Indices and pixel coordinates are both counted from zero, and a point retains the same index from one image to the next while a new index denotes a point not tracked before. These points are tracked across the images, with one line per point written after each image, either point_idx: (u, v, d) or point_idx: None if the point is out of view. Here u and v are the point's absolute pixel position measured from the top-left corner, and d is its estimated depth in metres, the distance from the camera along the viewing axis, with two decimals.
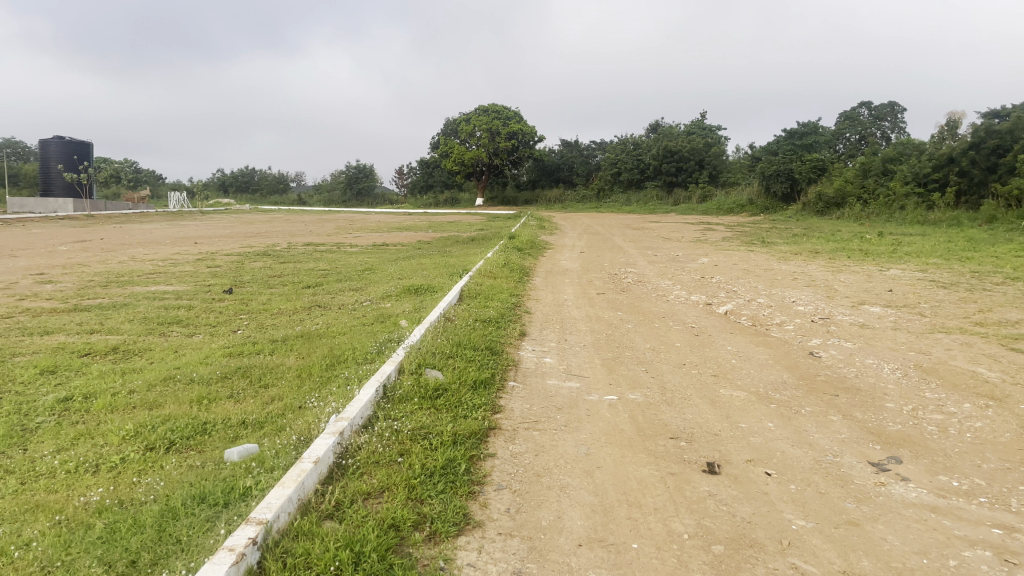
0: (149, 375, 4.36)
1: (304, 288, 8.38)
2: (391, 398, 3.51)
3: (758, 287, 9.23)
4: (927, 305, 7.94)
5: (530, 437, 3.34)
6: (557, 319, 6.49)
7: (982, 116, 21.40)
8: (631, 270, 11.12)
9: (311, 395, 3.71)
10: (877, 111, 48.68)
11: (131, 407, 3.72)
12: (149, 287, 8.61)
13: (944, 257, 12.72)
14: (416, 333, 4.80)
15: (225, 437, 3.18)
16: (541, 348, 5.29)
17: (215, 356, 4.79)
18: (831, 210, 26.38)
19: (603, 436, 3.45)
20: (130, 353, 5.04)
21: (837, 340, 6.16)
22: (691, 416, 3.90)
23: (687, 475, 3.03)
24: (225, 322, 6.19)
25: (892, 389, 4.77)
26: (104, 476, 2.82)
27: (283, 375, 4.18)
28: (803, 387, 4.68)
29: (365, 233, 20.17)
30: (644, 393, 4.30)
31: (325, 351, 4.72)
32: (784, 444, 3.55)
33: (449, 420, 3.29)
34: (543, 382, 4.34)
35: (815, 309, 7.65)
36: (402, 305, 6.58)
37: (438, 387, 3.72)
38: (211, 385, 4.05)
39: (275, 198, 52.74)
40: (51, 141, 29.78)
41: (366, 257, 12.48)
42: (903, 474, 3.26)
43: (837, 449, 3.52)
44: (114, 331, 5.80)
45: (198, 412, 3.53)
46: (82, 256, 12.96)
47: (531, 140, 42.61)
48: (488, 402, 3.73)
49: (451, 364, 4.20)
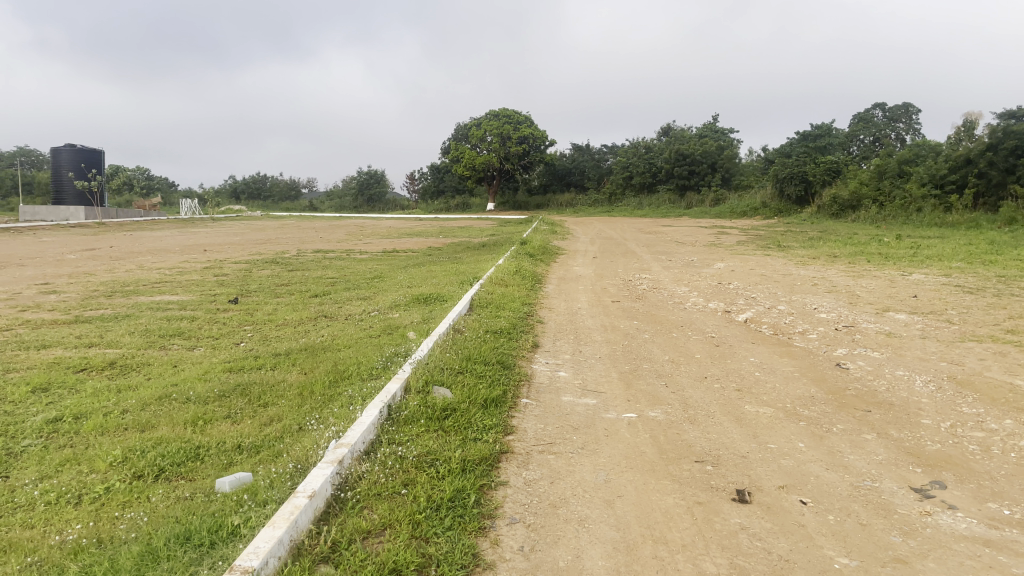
0: (144, 393, 4.16)
1: (312, 297, 8.19)
2: (396, 420, 3.28)
3: (778, 293, 8.96)
4: (953, 311, 7.65)
5: (545, 461, 3.11)
6: (570, 328, 6.26)
7: (999, 116, 21.05)
8: (645, 275, 10.87)
9: (311, 415, 3.49)
10: (891, 112, 48.11)
11: (122, 429, 3.52)
12: (154, 297, 8.44)
13: (967, 260, 12.41)
14: (424, 347, 4.57)
15: (217, 463, 2.97)
16: (555, 360, 5.06)
17: (214, 371, 4.60)
18: (847, 213, 25.98)
19: (623, 459, 3.22)
20: (127, 369, 4.85)
21: (863, 350, 5.90)
22: (715, 435, 3.66)
23: (716, 505, 2.79)
24: (227, 334, 5.99)
25: (926, 403, 4.51)
26: (85, 509, 2.61)
27: (284, 393, 3.97)
28: (832, 402, 4.43)
29: (374, 239, 20.02)
30: (665, 410, 4.06)
31: (329, 366, 4.50)
32: (817, 467, 3.30)
33: (458, 444, 3.07)
34: (558, 399, 4.11)
35: (839, 316, 7.39)
36: (410, 316, 6.37)
37: (446, 406, 3.49)
38: (208, 404, 3.84)
39: (285, 205, 52.75)
40: (62, 150, 29.92)
41: (375, 264, 12.29)
42: (950, 502, 3.01)
43: (876, 473, 3.27)
44: (113, 344, 5.62)
45: (192, 435, 3.32)
46: (90, 265, 12.88)
47: (542, 144, 42.40)
48: (500, 423, 3.49)
49: (460, 381, 3.97)
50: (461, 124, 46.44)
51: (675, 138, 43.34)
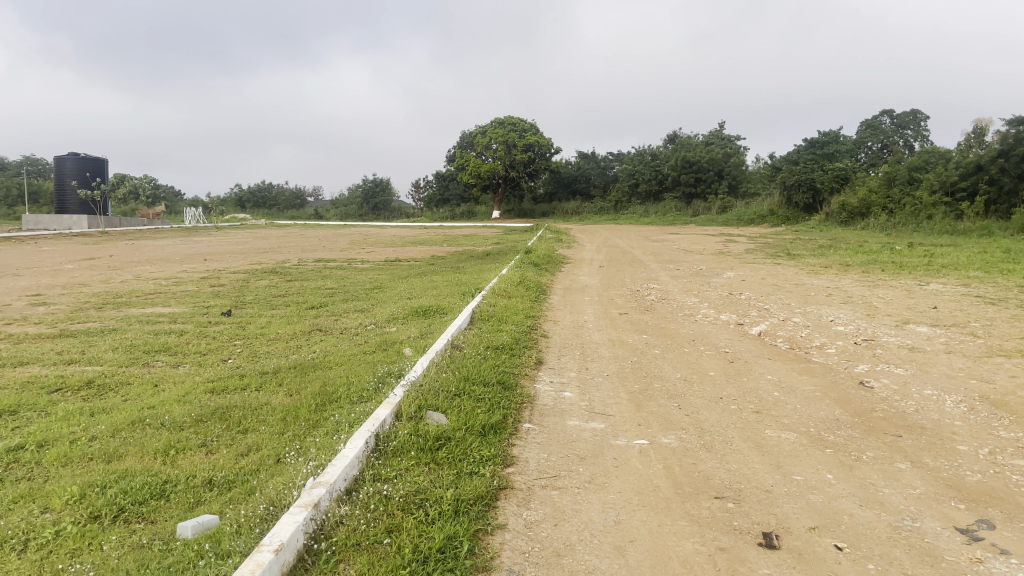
0: (117, 417, 3.86)
1: (307, 309, 7.90)
2: (384, 452, 2.97)
3: (792, 304, 8.63)
4: (978, 324, 7.30)
5: (548, 498, 2.80)
6: (577, 343, 5.95)
7: (1011, 123, 20.72)
8: (654, 286, 10.54)
9: (292, 445, 3.18)
10: (900, 120, 47.54)
11: (87, 459, 3.21)
12: (145, 309, 8.17)
13: (984, 270, 12.04)
14: (418, 366, 4.26)
15: (183, 502, 2.67)
16: (560, 380, 4.74)
17: (196, 392, 4.29)
18: (856, 221, 25.61)
19: (635, 496, 2.90)
20: (105, 388, 4.56)
21: (886, 366, 5.57)
22: (735, 466, 3.34)
23: (741, 552, 2.47)
24: (216, 350, 5.70)
25: (961, 426, 4.17)
26: (29, 559, 2.30)
27: (266, 417, 3.67)
28: (859, 426, 4.10)
29: (378, 248, 19.76)
30: (679, 436, 3.73)
31: (316, 388, 4.18)
32: (850, 504, 2.98)
33: (451, 480, 2.76)
34: (562, 424, 3.79)
35: (857, 329, 7.07)
36: (408, 330, 6.07)
37: (440, 435, 3.17)
38: (183, 430, 3.53)
39: (290, 214, 52.60)
40: (67, 158, 29.92)
41: (376, 274, 11.99)
42: (1001, 545, 2.67)
43: (913, 510, 2.95)
44: (93, 361, 5.32)
45: (162, 468, 3.03)
46: (86, 275, 12.61)
47: (547, 152, 42.21)
48: (499, 454, 3.18)
49: (457, 406, 3.65)
50: (466, 132, 46.27)
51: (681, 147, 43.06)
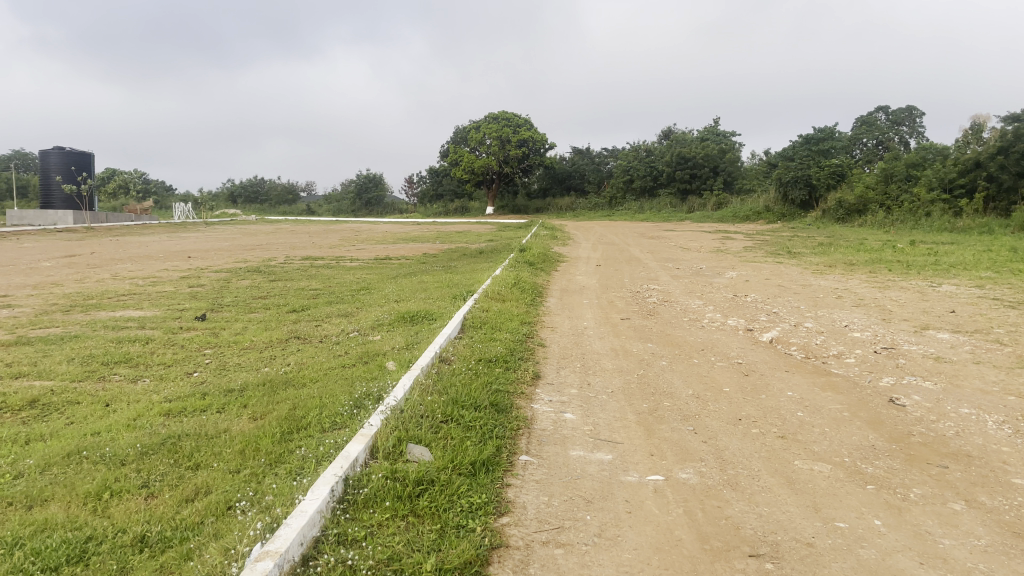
0: (51, 447, 3.34)
1: (288, 313, 7.37)
2: (353, 502, 2.48)
3: (802, 308, 8.13)
4: (1002, 330, 6.82)
5: (551, 561, 2.31)
6: (576, 354, 5.46)
7: (1008, 118, 20.36)
8: (654, 287, 10.02)
9: (246, 489, 2.70)
10: (894, 116, 46.82)
11: (4, 504, 2.71)
12: (115, 312, 7.64)
13: (994, 270, 11.56)
14: (400, 386, 3.76)
15: (103, 571, 2.18)
16: (560, 399, 4.24)
17: (148, 415, 3.79)
18: (853, 218, 25.19)
19: (653, 554, 2.41)
20: (49, 409, 4.04)
21: (914, 380, 5.08)
22: (767, 510, 2.86)
23: None
24: (182, 361, 5.18)
25: (1010, 453, 3.70)
26: None
27: (222, 449, 3.17)
28: (899, 454, 3.63)
29: (370, 246, 19.05)
30: (698, 470, 3.25)
31: (285, 411, 3.68)
32: (908, 561, 2.50)
33: (432, 541, 2.28)
34: (565, 455, 3.31)
35: (875, 336, 6.59)
36: (392, 339, 5.56)
37: (421, 478, 2.69)
38: (124, 466, 3.04)
39: (282, 210, 51.83)
40: (51, 151, 29.29)
41: (364, 273, 11.42)
42: None
43: (983, 570, 2.47)
44: (44, 374, 4.81)
45: (89, 519, 2.53)
46: (60, 274, 12.00)
47: (541, 147, 41.78)
48: (491, 501, 2.69)
49: (442, 438, 3.16)
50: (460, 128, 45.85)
51: (674, 142, 42.56)
